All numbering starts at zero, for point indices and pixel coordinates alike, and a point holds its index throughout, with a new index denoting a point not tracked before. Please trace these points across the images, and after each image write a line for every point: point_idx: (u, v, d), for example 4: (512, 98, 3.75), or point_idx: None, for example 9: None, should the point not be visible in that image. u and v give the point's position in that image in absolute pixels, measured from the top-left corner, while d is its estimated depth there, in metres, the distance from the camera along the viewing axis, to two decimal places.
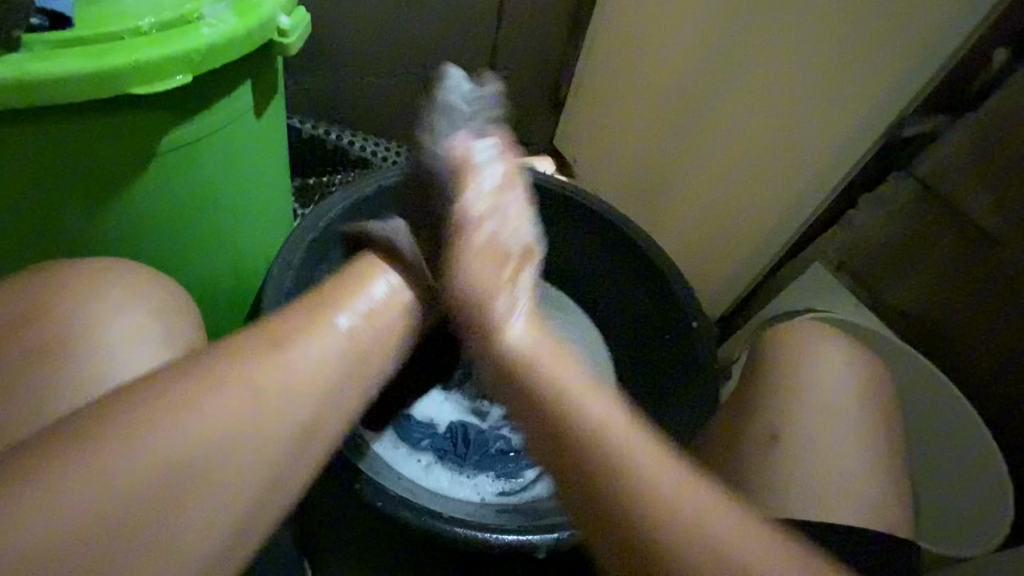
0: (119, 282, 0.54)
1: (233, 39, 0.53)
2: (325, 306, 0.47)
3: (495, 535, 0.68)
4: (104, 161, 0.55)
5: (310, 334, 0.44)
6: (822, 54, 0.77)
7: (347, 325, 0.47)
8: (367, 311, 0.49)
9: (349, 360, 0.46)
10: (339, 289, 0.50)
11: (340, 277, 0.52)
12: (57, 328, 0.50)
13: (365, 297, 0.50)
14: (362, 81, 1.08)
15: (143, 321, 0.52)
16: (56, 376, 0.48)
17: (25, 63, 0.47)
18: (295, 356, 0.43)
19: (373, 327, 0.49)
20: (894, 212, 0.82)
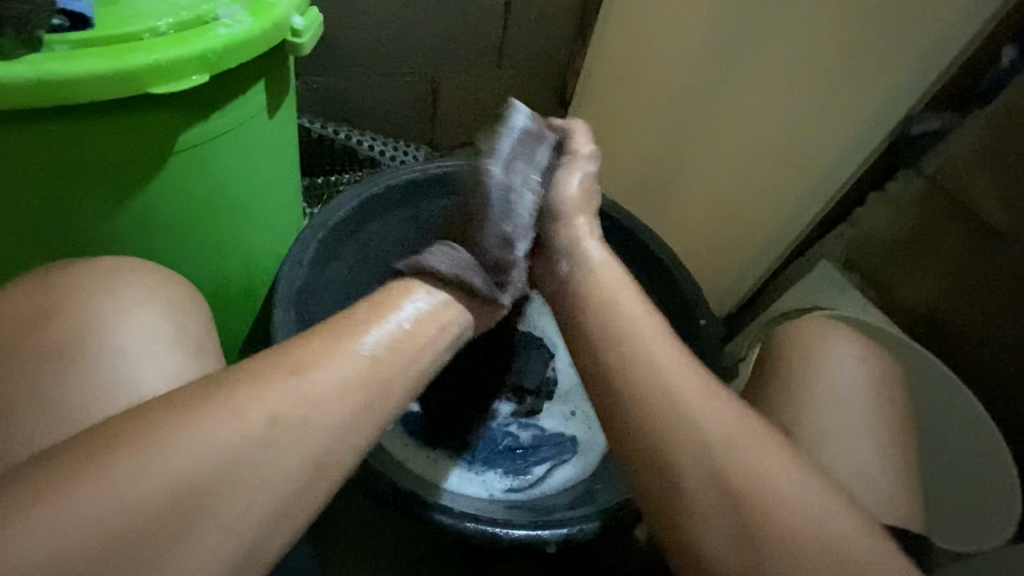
0: (131, 281, 0.55)
1: (248, 38, 0.54)
2: (358, 324, 0.46)
3: (505, 530, 0.69)
4: (121, 159, 0.55)
5: (342, 350, 0.43)
6: (830, 52, 0.78)
7: (374, 342, 0.45)
8: (400, 326, 0.47)
9: (383, 375, 0.44)
10: (372, 307, 0.48)
11: (374, 298, 0.50)
12: (73, 328, 0.51)
13: (397, 312, 0.48)
14: (370, 81, 1.09)
15: (156, 319, 0.53)
16: (74, 372, 0.49)
17: (46, 63, 0.48)
18: (325, 369, 0.42)
19: (410, 340, 0.48)
20: (903, 210, 0.82)
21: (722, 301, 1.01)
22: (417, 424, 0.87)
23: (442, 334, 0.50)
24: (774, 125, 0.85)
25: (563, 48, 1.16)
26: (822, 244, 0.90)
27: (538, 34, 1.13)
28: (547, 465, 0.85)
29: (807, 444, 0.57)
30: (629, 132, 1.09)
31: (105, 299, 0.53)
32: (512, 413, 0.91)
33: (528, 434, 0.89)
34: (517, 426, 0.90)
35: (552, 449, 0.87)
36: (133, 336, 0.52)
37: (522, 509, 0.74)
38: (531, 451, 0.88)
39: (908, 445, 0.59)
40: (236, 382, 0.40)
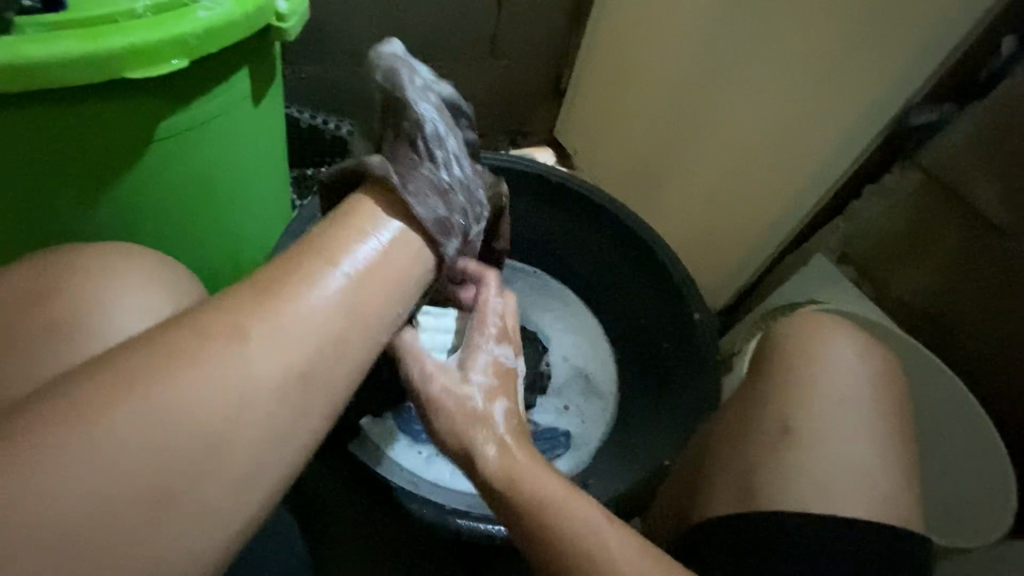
0: (122, 265, 0.52)
1: (230, 23, 0.52)
2: (319, 258, 0.42)
3: (497, 527, 0.68)
4: (101, 148, 0.54)
5: (302, 284, 0.40)
6: (828, 41, 0.76)
7: (339, 278, 0.42)
8: (366, 260, 0.44)
9: (350, 315, 0.41)
10: (330, 240, 0.44)
11: (330, 222, 0.46)
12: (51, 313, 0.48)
13: (362, 244, 0.45)
14: (361, 70, 1.06)
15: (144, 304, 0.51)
16: None
17: (18, 46, 0.46)
18: (287, 311, 0.39)
19: (374, 281, 0.44)
20: (899, 204, 0.82)
21: (717, 294, 1.00)
22: (411, 419, 0.86)
23: (411, 267, 0.47)
24: (771, 116, 0.84)
25: (559, 37, 1.14)
26: (818, 238, 0.90)
27: (534, 23, 1.11)
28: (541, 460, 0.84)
29: (802, 440, 0.56)
30: (625, 123, 1.08)
31: (100, 279, 0.50)
32: None
33: None
34: None
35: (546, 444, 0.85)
36: (121, 320, 0.49)
37: None
38: None
39: (904, 442, 0.58)
40: None
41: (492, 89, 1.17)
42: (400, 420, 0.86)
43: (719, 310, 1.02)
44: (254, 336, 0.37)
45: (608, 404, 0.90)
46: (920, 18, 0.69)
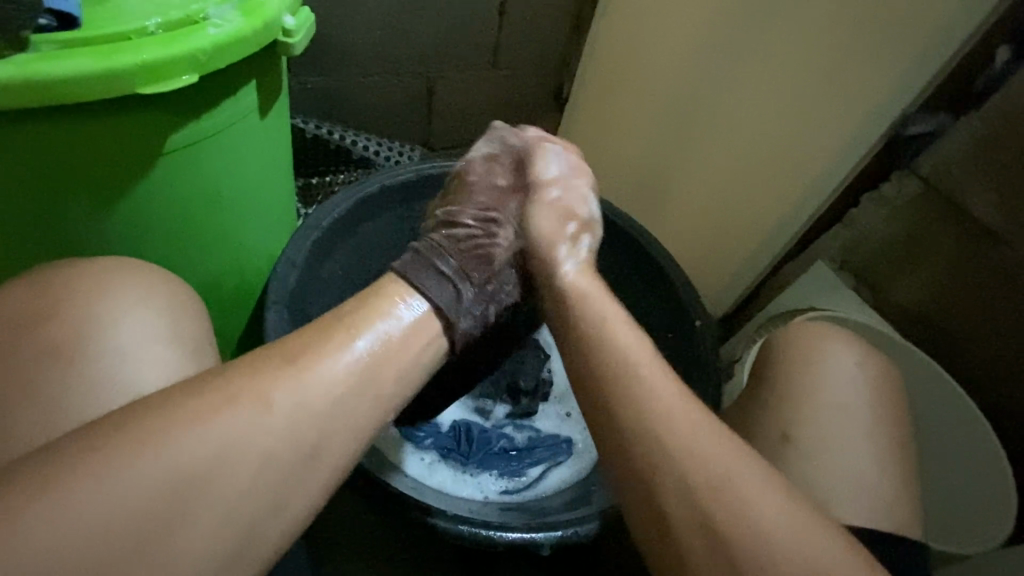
0: (133, 284, 0.54)
1: (238, 39, 0.54)
2: (343, 330, 0.47)
3: (499, 532, 0.69)
4: (113, 162, 0.55)
5: (324, 356, 0.44)
6: (826, 53, 0.77)
7: (361, 350, 0.46)
8: (386, 334, 0.48)
9: (368, 379, 0.46)
10: (363, 312, 0.49)
11: (363, 297, 0.51)
12: (65, 332, 0.51)
13: (385, 319, 0.49)
14: (365, 82, 1.08)
15: (155, 324, 0.53)
16: (68, 376, 0.49)
17: (33, 63, 0.48)
18: (315, 373, 0.43)
19: (390, 358, 0.47)
20: (898, 211, 0.82)
21: (718, 301, 1.01)
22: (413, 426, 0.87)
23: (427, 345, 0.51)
24: (769, 127, 0.85)
25: (559, 47, 1.16)
26: (820, 245, 0.90)
27: (534, 33, 1.12)
28: (541, 467, 0.86)
29: (800, 447, 0.57)
30: (624, 132, 1.08)
31: (111, 295, 0.53)
32: (509, 415, 0.92)
33: (521, 436, 0.90)
34: (511, 428, 0.91)
35: (547, 451, 0.87)
36: (130, 336, 0.52)
37: (515, 512, 0.74)
38: (526, 452, 0.88)
39: (903, 448, 0.58)
40: (224, 390, 0.41)
41: (493, 99, 1.19)
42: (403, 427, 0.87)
43: (720, 318, 1.03)
44: (284, 375, 0.42)
45: None
46: (915, 31, 0.70)
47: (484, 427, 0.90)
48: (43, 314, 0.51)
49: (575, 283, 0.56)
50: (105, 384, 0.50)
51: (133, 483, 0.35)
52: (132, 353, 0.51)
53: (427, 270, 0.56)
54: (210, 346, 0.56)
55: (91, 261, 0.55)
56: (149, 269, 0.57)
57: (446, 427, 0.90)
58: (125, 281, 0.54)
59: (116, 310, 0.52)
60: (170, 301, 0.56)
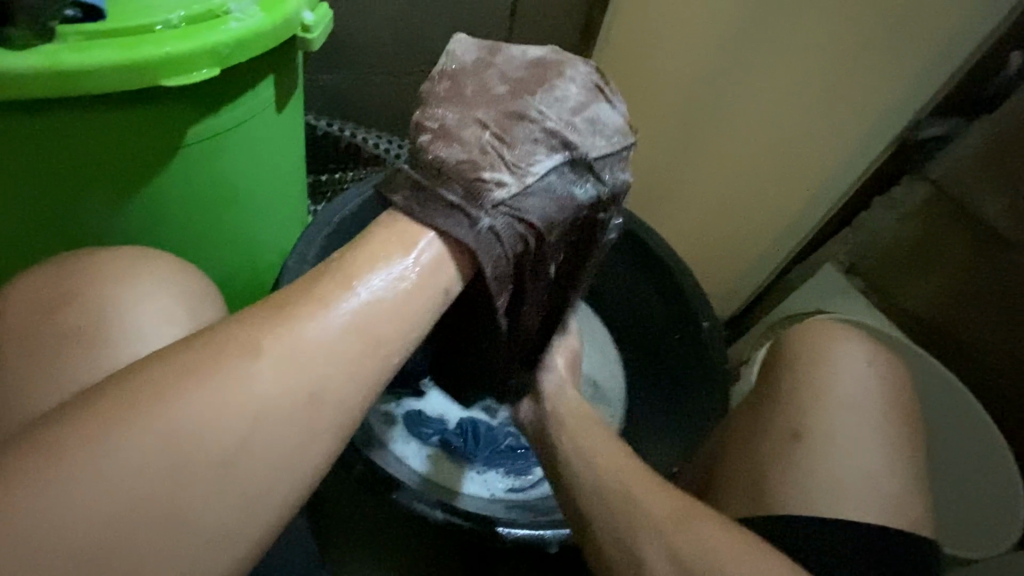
0: (151, 269, 0.55)
1: (259, 34, 0.54)
2: (335, 283, 0.40)
3: (506, 529, 0.69)
4: (133, 153, 0.56)
5: (316, 311, 0.38)
6: (839, 56, 0.78)
7: (355, 302, 0.40)
8: (381, 287, 0.41)
9: (362, 341, 0.39)
10: (351, 262, 0.42)
11: (352, 246, 0.43)
12: (80, 317, 0.51)
13: (382, 268, 0.42)
14: (376, 79, 1.09)
15: (171, 306, 0.54)
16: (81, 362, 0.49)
17: (59, 53, 0.48)
18: (303, 333, 0.37)
19: (384, 310, 0.40)
20: (907, 216, 0.82)
21: (725, 302, 1.01)
22: (420, 422, 0.89)
23: (429, 295, 0.43)
24: (781, 129, 0.85)
25: (570, 47, 1.16)
26: (828, 248, 0.90)
27: (545, 33, 1.13)
28: None
29: (811, 448, 0.57)
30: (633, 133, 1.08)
31: (129, 278, 0.54)
32: None
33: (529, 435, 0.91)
34: (518, 426, 0.92)
35: None
36: (143, 319, 0.52)
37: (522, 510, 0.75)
38: (533, 451, 0.89)
39: (915, 450, 0.58)
40: None
41: None
42: (411, 424, 0.88)
43: (726, 319, 1.03)
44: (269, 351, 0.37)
45: (617, 412, 0.89)
46: (929, 35, 0.70)
47: (491, 424, 0.91)
48: (60, 301, 0.52)
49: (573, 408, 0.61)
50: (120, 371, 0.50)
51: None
52: (146, 336, 0.51)
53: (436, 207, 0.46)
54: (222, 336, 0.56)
55: (109, 252, 0.56)
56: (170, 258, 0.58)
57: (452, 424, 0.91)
58: (143, 266, 0.55)
59: (137, 292, 0.53)
60: (181, 286, 0.56)
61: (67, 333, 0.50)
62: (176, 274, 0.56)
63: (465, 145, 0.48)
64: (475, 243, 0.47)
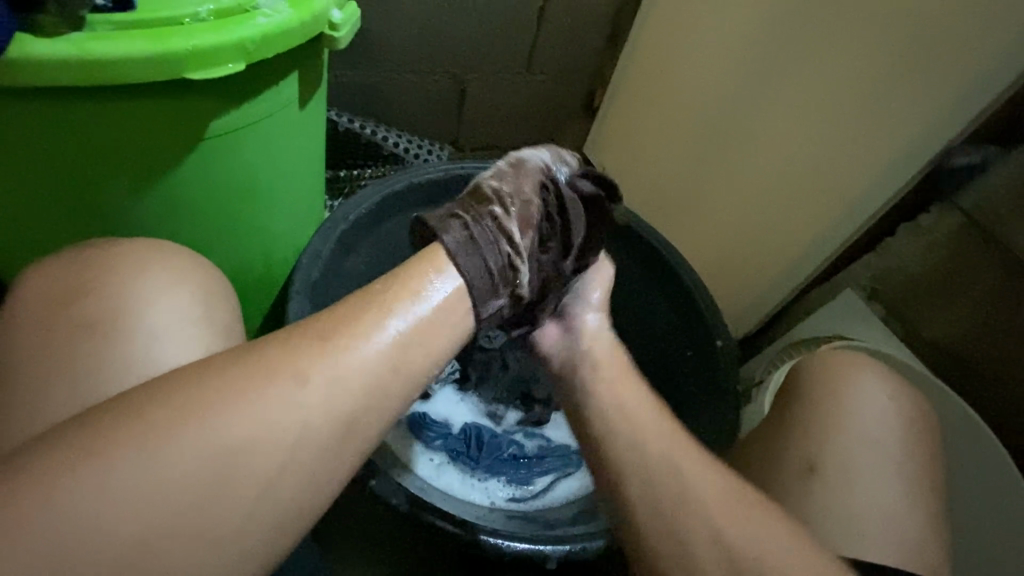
0: (164, 268, 0.55)
1: (286, 30, 0.54)
2: (377, 310, 0.46)
3: (507, 542, 0.69)
4: (153, 143, 0.55)
5: (355, 336, 0.44)
6: (872, 78, 0.76)
7: (392, 330, 0.46)
8: (415, 319, 0.47)
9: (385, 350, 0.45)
10: (392, 293, 0.48)
11: (389, 276, 0.50)
12: (94, 310, 0.51)
13: (418, 301, 0.48)
14: (398, 77, 1.08)
15: (182, 303, 0.54)
16: (92, 354, 0.50)
17: (87, 42, 0.48)
18: (337, 354, 0.43)
19: (419, 337, 0.47)
20: (936, 244, 0.80)
21: (740, 323, 0.98)
22: (424, 426, 0.89)
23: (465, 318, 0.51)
24: (807, 150, 0.84)
25: (595, 54, 1.15)
26: (848, 272, 0.88)
27: (571, 39, 1.12)
28: (550, 477, 0.86)
29: (821, 483, 0.55)
30: (654, 145, 1.07)
31: (142, 275, 0.54)
32: (519, 422, 0.93)
33: (533, 444, 0.90)
34: (522, 435, 0.91)
35: (557, 461, 0.88)
36: (153, 319, 0.52)
37: (521, 522, 0.74)
38: (535, 461, 0.88)
39: (932, 491, 0.56)
40: (241, 373, 0.40)
41: (524, 103, 1.18)
42: (414, 426, 0.88)
43: (740, 338, 1.01)
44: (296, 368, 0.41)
45: None
46: (966, 62, 0.68)
47: (495, 432, 0.91)
48: (75, 292, 0.52)
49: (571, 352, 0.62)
50: (125, 363, 0.50)
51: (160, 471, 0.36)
52: (156, 336, 0.51)
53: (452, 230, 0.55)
54: (231, 332, 0.56)
55: (123, 244, 0.56)
56: (181, 253, 0.57)
57: (456, 429, 0.91)
58: (158, 263, 0.55)
59: (153, 290, 0.53)
60: (196, 286, 0.56)
61: (83, 324, 0.51)
62: (190, 272, 0.56)
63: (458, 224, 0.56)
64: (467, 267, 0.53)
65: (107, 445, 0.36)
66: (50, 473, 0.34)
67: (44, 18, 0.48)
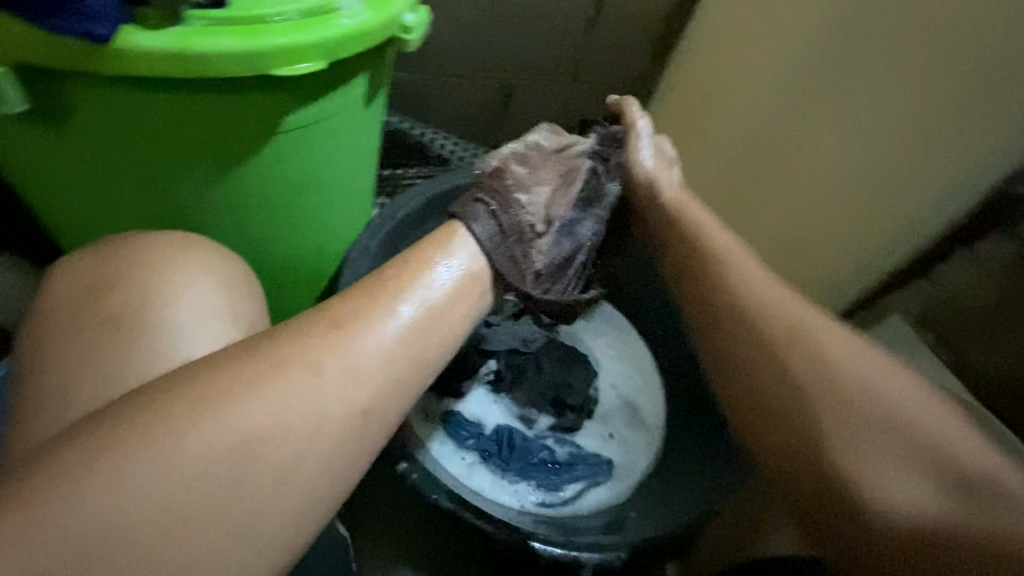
0: (186, 258, 0.57)
1: (367, 31, 0.56)
2: (392, 298, 0.48)
3: (540, 546, 0.69)
4: (229, 135, 0.57)
5: (384, 332, 0.46)
6: (934, 102, 0.75)
7: (417, 326, 0.48)
8: (429, 304, 0.50)
9: (417, 357, 0.47)
10: (400, 276, 0.50)
11: (404, 261, 0.53)
12: (124, 301, 0.54)
13: (429, 288, 0.51)
14: (446, 79, 1.10)
15: (207, 294, 0.56)
16: (123, 343, 0.52)
17: (188, 36, 0.50)
18: (364, 343, 0.45)
19: (434, 319, 0.50)
20: (992, 274, 0.77)
21: None
22: (457, 424, 0.89)
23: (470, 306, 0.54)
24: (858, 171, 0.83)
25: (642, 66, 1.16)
26: (897, 296, 0.84)
27: (620, 50, 1.12)
28: (580, 485, 0.86)
29: None
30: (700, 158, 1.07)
31: (163, 265, 0.56)
32: (551, 428, 0.92)
33: (564, 450, 0.90)
34: (554, 441, 0.91)
35: (588, 469, 0.88)
36: (188, 309, 0.54)
37: (549, 527, 0.75)
38: (566, 468, 0.88)
39: None
40: (306, 363, 0.42)
41: (568, 110, 1.19)
42: (448, 424, 0.89)
43: None
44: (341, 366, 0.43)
45: (656, 437, 0.92)
46: None
47: (527, 435, 0.91)
48: (103, 285, 0.55)
49: (675, 193, 0.67)
50: (155, 353, 0.52)
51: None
52: (189, 328, 0.54)
53: (476, 205, 0.59)
54: (253, 323, 0.58)
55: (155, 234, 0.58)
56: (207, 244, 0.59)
57: (488, 430, 0.91)
58: (177, 253, 0.57)
59: (176, 281, 0.55)
60: (222, 277, 0.58)
61: (111, 314, 0.53)
62: (210, 261, 0.58)
63: (485, 207, 0.59)
64: (480, 233, 0.57)
65: (183, 425, 0.38)
66: (127, 447, 0.37)
67: (147, 10, 0.50)
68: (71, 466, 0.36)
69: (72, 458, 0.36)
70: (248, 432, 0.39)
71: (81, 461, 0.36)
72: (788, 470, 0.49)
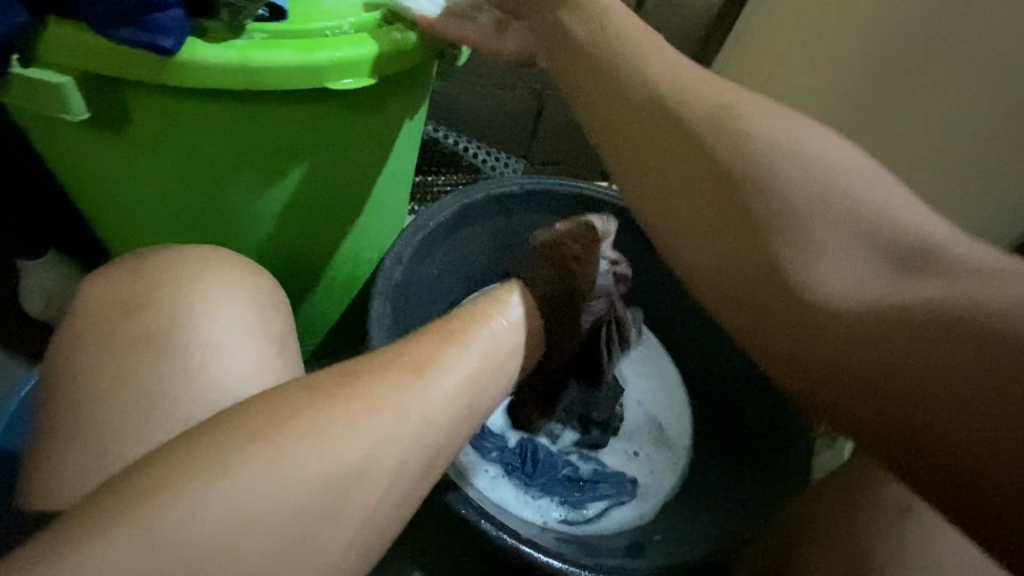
0: (214, 276, 0.57)
1: (420, 45, 0.56)
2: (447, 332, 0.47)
3: (569, 568, 0.68)
4: (281, 142, 0.58)
5: (435, 356, 0.45)
6: None
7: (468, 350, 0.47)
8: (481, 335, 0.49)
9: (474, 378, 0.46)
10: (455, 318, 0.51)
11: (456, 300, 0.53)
12: (154, 324, 0.54)
13: None
14: (480, 89, 1.11)
15: (235, 315, 0.56)
16: (157, 364, 0.53)
17: (248, 48, 0.51)
18: (429, 371, 0.43)
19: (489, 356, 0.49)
20: None
21: None
22: (483, 436, 0.88)
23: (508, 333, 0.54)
24: None
25: None
26: None
27: None
28: (604, 503, 0.85)
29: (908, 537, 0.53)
30: None
31: (189, 284, 0.56)
32: (576, 443, 0.91)
33: (589, 466, 0.89)
34: (578, 457, 0.90)
35: (613, 488, 0.87)
36: (216, 328, 0.55)
37: (575, 547, 0.74)
38: (591, 485, 0.87)
39: None
40: (362, 384, 0.40)
41: None
42: (473, 436, 0.88)
43: None
44: (400, 389, 0.41)
45: (681, 458, 0.91)
46: None
47: (551, 450, 0.90)
48: (133, 305, 0.55)
49: None
50: (190, 379, 0.53)
51: (281, 478, 0.36)
52: (219, 349, 0.54)
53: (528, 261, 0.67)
54: (281, 343, 0.58)
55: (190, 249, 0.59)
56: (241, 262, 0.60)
57: (513, 443, 0.90)
58: (205, 270, 0.57)
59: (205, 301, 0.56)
60: (251, 297, 0.58)
61: (142, 334, 0.54)
62: (239, 279, 0.58)
63: None
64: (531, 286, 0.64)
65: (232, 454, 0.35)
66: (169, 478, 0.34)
67: (213, 23, 0.51)
68: (115, 495, 0.34)
69: (117, 481, 0.35)
70: (302, 461, 0.37)
71: (123, 488, 0.34)
72: (747, 293, 0.46)
